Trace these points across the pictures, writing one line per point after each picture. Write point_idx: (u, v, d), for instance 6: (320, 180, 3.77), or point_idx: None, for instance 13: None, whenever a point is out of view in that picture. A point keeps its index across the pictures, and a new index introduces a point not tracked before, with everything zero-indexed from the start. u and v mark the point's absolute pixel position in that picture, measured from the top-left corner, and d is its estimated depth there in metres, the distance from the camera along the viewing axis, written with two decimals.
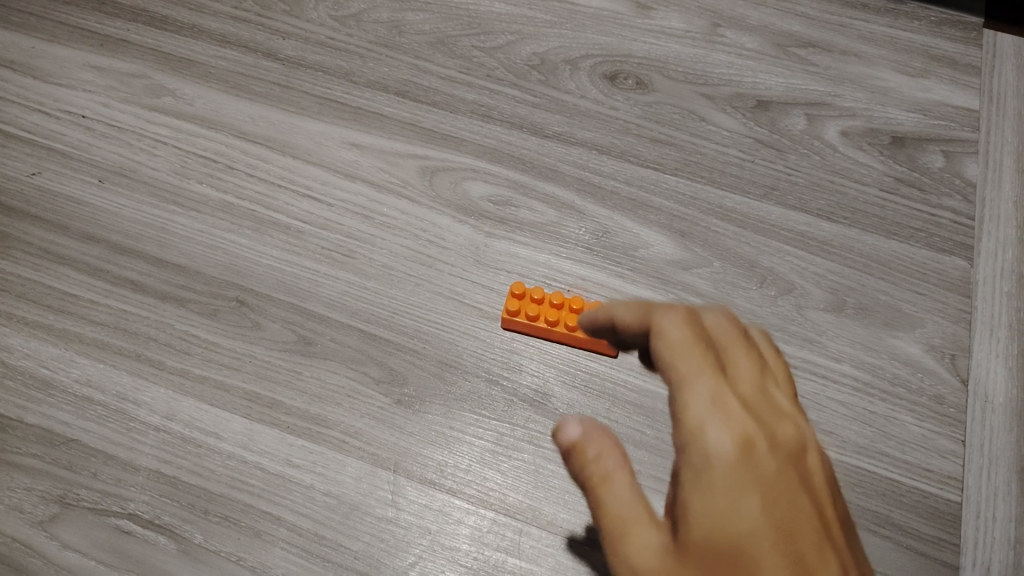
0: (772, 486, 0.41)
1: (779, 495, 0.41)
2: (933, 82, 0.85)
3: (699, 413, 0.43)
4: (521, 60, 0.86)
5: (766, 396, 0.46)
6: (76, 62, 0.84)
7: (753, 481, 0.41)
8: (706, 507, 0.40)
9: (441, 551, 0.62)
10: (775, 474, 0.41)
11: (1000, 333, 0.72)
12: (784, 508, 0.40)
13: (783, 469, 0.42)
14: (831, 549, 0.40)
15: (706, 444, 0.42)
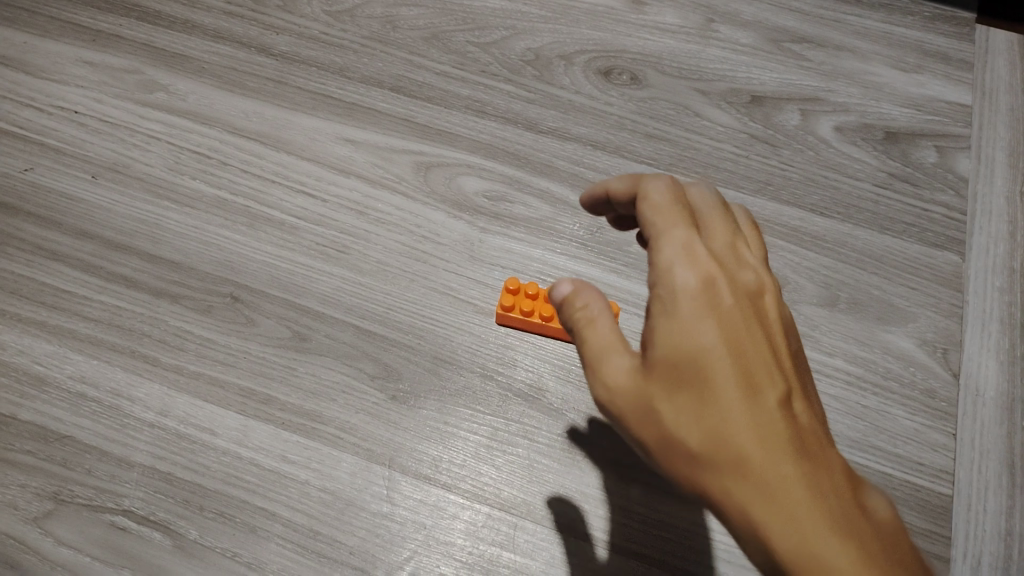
0: (730, 317, 0.44)
1: (736, 323, 0.44)
2: (926, 78, 0.85)
3: (672, 256, 0.46)
4: (516, 56, 0.86)
5: (733, 240, 0.48)
6: (69, 58, 0.84)
7: (714, 316, 0.44)
8: (670, 328, 0.44)
9: (436, 546, 0.63)
10: (732, 307, 0.45)
11: (992, 328, 0.73)
12: (737, 331, 0.44)
13: (741, 299, 0.46)
14: (774, 352, 0.45)
15: (676, 283, 0.45)
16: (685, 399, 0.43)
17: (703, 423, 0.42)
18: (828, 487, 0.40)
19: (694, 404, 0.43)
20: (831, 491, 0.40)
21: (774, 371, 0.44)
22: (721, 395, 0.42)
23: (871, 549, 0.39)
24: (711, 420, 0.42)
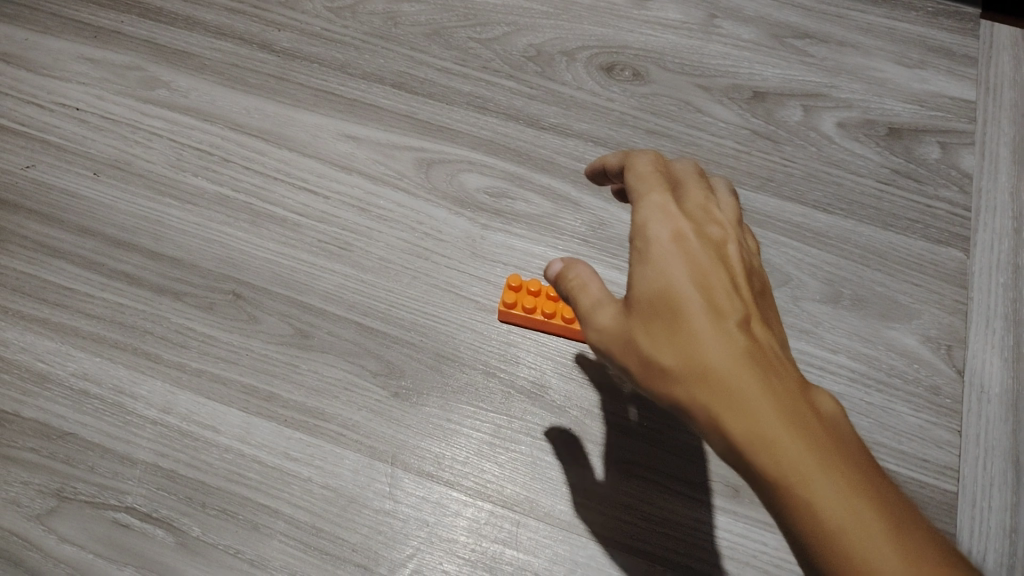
0: (700, 257, 0.48)
1: (705, 263, 0.48)
2: (930, 73, 0.85)
3: (646, 214, 0.50)
4: (517, 52, 0.85)
5: (705, 197, 0.52)
6: (70, 54, 0.84)
7: (684, 257, 0.48)
8: (647, 269, 0.48)
9: (439, 543, 0.63)
10: (701, 249, 0.49)
11: (996, 324, 0.72)
12: (705, 270, 0.48)
13: (710, 243, 0.49)
14: (738, 288, 0.48)
15: (650, 234, 0.49)
16: (663, 329, 0.46)
17: (679, 348, 0.46)
18: (795, 398, 0.44)
19: (671, 332, 0.46)
20: (798, 401, 0.44)
21: (739, 304, 0.48)
22: (695, 322, 0.46)
23: (837, 450, 0.42)
24: (686, 345, 0.45)
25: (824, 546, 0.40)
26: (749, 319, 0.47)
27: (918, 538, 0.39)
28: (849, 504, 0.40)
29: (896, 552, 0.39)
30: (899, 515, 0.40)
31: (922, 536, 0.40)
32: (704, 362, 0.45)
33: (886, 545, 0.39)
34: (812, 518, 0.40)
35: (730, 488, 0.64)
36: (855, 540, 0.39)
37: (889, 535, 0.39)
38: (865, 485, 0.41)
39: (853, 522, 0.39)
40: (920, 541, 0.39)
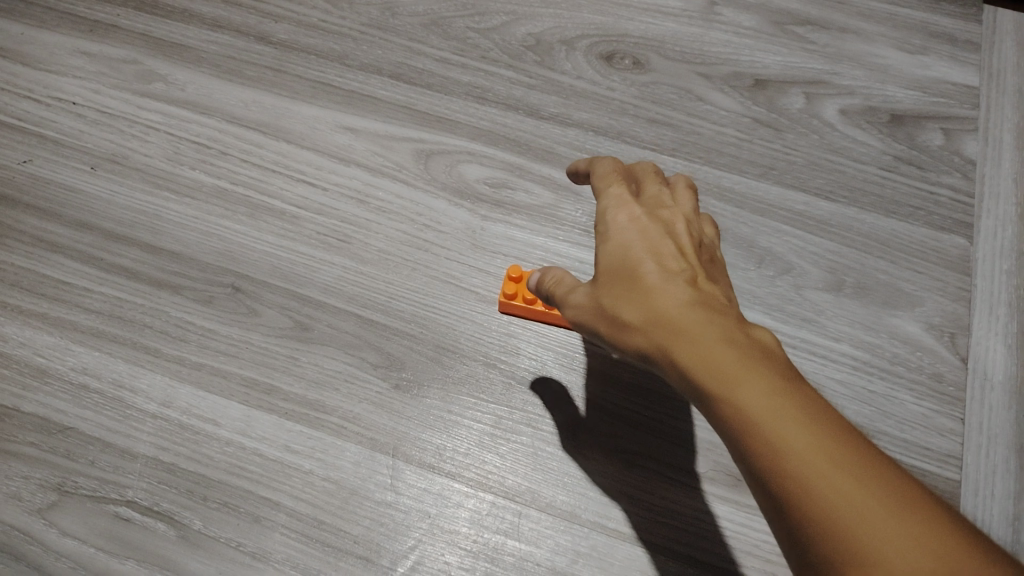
0: (650, 229, 0.52)
1: (657, 233, 0.52)
2: (932, 60, 0.84)
3: (606, 204, 0.55)
4: (516, 41, 0.85)
5: (661, 188, 0.57)
6: (66, 48, 0.83)
7: (637, 230, 0.52)
8: (606, 243, 0.52)
9: (441, 534, 0.63)
10: (652, 223, 0.53)
11: (999, 312, 0.72)
12: (656, 239, 0.51)
13: (662, 221, 0.53)
14: (687, 254, 0.51)
15: (609, 217, 0.54)
16: (619, 287, 0.50)
17: (632, 300, 0.48)
18: (737, 330, 0.45)
19: (625, 289, 0.49)
20: (740, 334, 0.44)
21: (689, 265, 0.50)
22: (646, 276, 0.49)
23: (778, 372, 0.42)
24: (639, 298, 0.48)
25: (755, 449, 0.39)
26: (701, 279, 0.50)
27: (852, 442, 0.38)
28: (777, 407, 0.39)
29: (821, 450, 0.37)
30: (836, 423, 0.39)
31: (859, 442, 0.38)
32: (651, 307, 0.47)
33: (810, 441, 0.38)
34: (743, 426, 0.40)
35: (732, 477, 0.64)
36: (780, 438, 0.38)
37: (817, 435, 0.38)
38: (802, 397, 0.40)
39: (781, 423, 0.38)
40: (851, 443, 0.38)
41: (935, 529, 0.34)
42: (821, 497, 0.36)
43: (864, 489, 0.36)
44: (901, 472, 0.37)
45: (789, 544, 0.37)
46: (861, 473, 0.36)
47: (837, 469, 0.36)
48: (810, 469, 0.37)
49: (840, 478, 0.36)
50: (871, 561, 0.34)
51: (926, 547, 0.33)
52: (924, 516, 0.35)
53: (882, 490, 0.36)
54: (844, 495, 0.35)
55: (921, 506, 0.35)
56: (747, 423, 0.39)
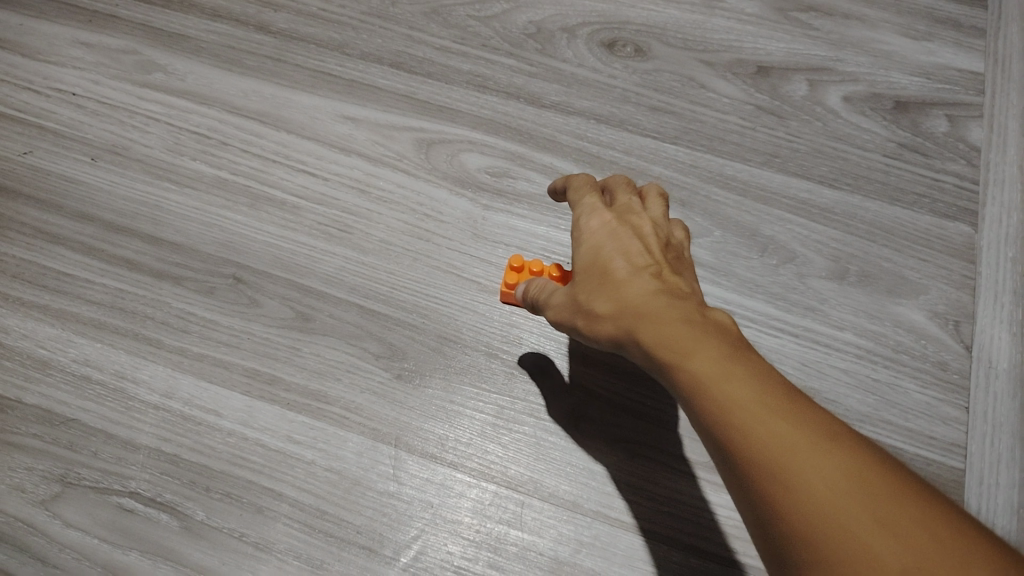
0: (619, 232, 0.54)
1: (625, 233, 0.54)
2: (937, 46, 0.83)
3: (579, 213, 0.57)
4: (517, 29, 0.84)
5: (631, 194, 0.58)
6: (64, 38, 0.83)
7: (606, 233, 0.54)
8: (579, 248, 0.54)
9: (443, 524, 0.63)
10: (621, 225, 0.54)
11: (1005, 299, 0.72)
12: (624, 241, 0.53)
13: (631, 223, 0.55)
14: (654, 251, 0.53)
15: (581, 226, 0.56)
16: (590, 284, 0.51)
17: (602, 295, 0.50)
18: (696, 311, 0.46)
19: (595, 285, 0.51)
20: (700, 316, 0.46)
21: (656, 260, 0.52)
22: (614, 272, 0.51)
23: (733, 347, 0.43)
24: (608, 292, 0.50)
25: (705, 413, 0.41)
26: (668, 273, 0.51)
27: (790, 397, 0.40)
28: (724, 370, 0.41)
29: (769, 413, 0.39)
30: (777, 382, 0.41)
31: (798, 397, 0.40)
32: (619, 300, 0.49)
33: (753, 397, 0.40)
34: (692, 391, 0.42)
35: None
36: (724, 395, 0.40)
37: (759, 391, 0.40)
38: (754, 368, 0.42)
39: (728, 383, 0.41)
40: (790, 398, 0.40)
41: (862, 467, 0.37)
42: (761, 446, 0.38)
43: (800, 435, 0.38)
44: (833, 419, 0.39)
45: (737, 494, 0.39)
46: (797, 422, 0.39)
47: (777, 420, 0.39)
48: (753, 423, 0.39)
49: (778, 427, 0.38)
50: (807, 500, 0.36)
51: (854, 484, 0.36)
52: (854, 456, 0.37)
53: (816, 437, 0.38)
54: (782, 442, 0.38)
55: (850, 447, 0.38)
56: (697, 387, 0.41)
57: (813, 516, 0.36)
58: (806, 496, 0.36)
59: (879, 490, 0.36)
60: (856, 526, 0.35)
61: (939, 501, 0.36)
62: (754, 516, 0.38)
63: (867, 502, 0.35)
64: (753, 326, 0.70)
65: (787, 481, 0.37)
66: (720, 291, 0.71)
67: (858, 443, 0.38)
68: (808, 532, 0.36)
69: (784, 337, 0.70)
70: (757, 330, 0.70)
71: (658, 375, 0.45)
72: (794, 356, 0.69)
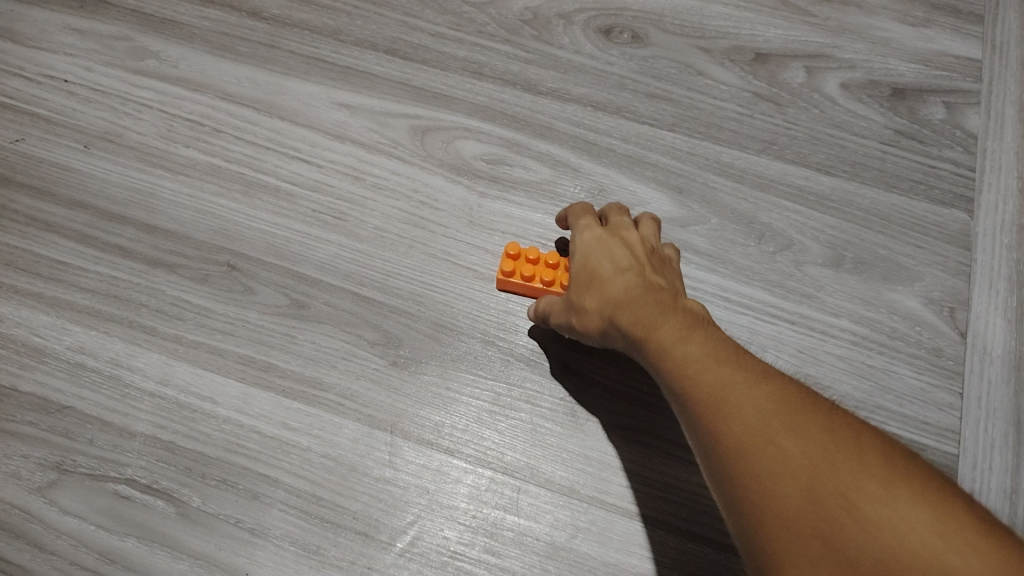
0: (608, 241, 0.60)
1: (612, 244, 0.59)
2: (935, 32, 0.83)
3: (575, 228, 0.63)
4: (513, 15, 0.83)
5: (623, 213, 0.64)
6: (56, 25, 0.82)
7: (597, 242, 0.60)
8: (573, 257, 0.60)
9: (440, 510, 0.63)
10: (610, 239, 0.60)
11: (1000, 285, 0.72)
12: (614, 249, 0.59)
13: (621, 237, 0.61)
14: (640, 257, 0.58)
15: (575, 239, 0.62)
16: (582, 285, 0.58)
17: (591, 293, 0.57)
18: (668, 298, 0.54)
19: (586, 285, 0.58)
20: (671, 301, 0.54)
21: (640, 262, 0.58)
22: (601, 273, 0.57)
23: (694, 321, 0.52)
24: (594, 288, 0.57)
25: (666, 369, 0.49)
26: (649, 273, 0.57)
27: (735, 354, 0.48)
28: (683, 337, 0.50)
29: (712, 361, 0.48)
30: (725, 345, 0.50)
31: (742, 354, 0.49)
32: (606, 297, 0.56)
33: (702, 353, 0.48)
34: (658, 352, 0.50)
35: None
36: (680, 353, 0.49)
37: (710, 350, 0.49)
38: (708, 335, 0.51)
39: (685, 347, 0.49)
40: (735, 354, 0.48)
41: (789, 399, 0.44)
42: (706, 388, 0.46)
43: (738, 379, 0.46)
44: (769, 367, 0.47)
45: (689, 432, 0.47)
46: (737, 368, 0.47)
47: (722, 369, 0.47)
48: (702, 372, 0.47)
49: (721, 372, 0.46)
50: (739, 426, 0.43)
51: (781, 410, 0.43)
52: (782, 390, 0.45)
53: (751, 378, 0.46)
54: (722, 383, 0.46)
55: (779, 385, 0.45)
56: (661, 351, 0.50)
57: (744, 438, 0.43)
58: (739, 420, 0.44)
59: (803, 417, 0.43)
60: (779, 439, 0.42)
61: (854, 422, 0.43)
62: (700, 447, 0.45)
63: (789, 422, 0.43)
64: (750, 314, 0.70)
65: (726, 411, 0.44)
66: (715, 278, 0.71)
67: (787, 382, 0.46)
68: (740, 449, 0.43)
69: (780, 324, 0.70)
70: (754, 317, 0.70)
71: (632, 346, 0.53)
72: (790, 342, 0.69)
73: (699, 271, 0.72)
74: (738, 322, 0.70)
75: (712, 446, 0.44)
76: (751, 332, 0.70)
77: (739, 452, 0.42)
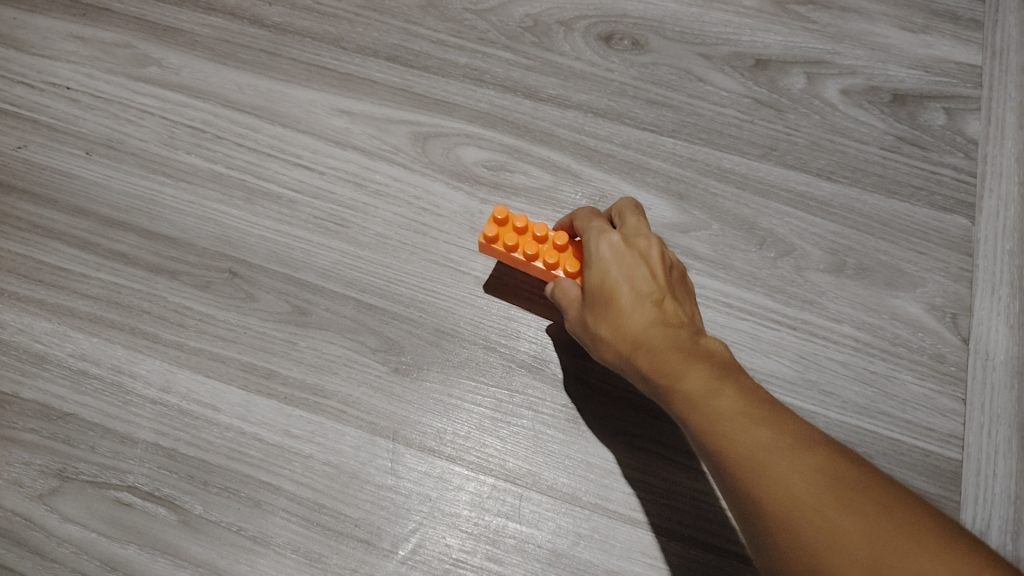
0: (626, 255, 0.56)
1: (629, 259, 0.56)
2: (935, 38, 0.83)
3: (590, 234, 0.59)
4: (514, 22, 0.83)
5: (639, 219, 0.61)
6: (58, 32, 0.82)
7: (615, 254, 0.56)
8: (588, 269, 0.57)
9: (442, 517, 0.63)
10: (627, 250, 0.56)
11: (1002, 291, 0.72)
12: (631, 268, 0.55)
13: (639, 248, 0.57)
14: (659, 279, 0.55)
15: (589, 246, 0.58)
16: (597, 308, 0.56)
17: (605, 320, 0.55)
18: (689, 338, 0.52)
19: (602, 310, 0.55)
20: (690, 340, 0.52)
21: (661, 286, 0.55)
22: (619, 297, 0.54)
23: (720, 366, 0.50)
24: (611, 315, 0.55)
25: (697, 424, 0.48)
26: (669, 300, 0.55)
27: (771, 412, 0.46)
28: (713, 388, 0.48)
29: (746, 416, 0.46)
30: (759, 399, 0.48)
31: (779, 410, 0.47)
32: (622, 330, 0.54)
33: (734, 406, 0.47)
34: (689, 406, 0.48)
35: None
36: (712, 406, 0.47)
37: (745, 408, 0.47)
38: (738, 384, 0.49)
39: (716, 402, 0.47)
40: (772, 412, 0.46)
41: (836, 468, 0.43)
42: (745, 453, 0.44)
43: (777, 437, 0.44)
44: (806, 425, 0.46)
45: (725, 494, 0.45)
46: (776, 431, 0.45)
47: (758, 428, 0.45)
48: (739, 435, 0.45)
49: (759, 435, 0.45)
50: (782, 493, 0.42)
51: (827, 482, 0.42)
52: (826, 455, 0.43)
53: (790, 438, 0.44)
54: (763, 446, 0.44)
55: (823, 451, 0.44)
56: (691, 405, 0.48)
57: (788, 506, 0.41)
58: (782, 490, 0.42)
59: (848, 482, 0.42)
60: (829, 512, 0.40)
61: (901, 491, 0.42)
62: (741, 515, 0.44)
63: (838, 491, 0.41)
64: (752, 320, 0.70)
65: (767, 475, 0.43)
66: (717, 284, 0.71)
67: (831, 446, 0.44)
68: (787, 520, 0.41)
69: (782, 330, 0.70)
70: (756, 323, 0.70)
71: (657, 393, 0.51)
72: (792, 348, 0.69)
73: (701, 277, 0.72)
74: (740, 328, 0.70)
75: (755, 513, 0.43)
76: (753, 338, 0.69)
77: (786, 524, 0.41)
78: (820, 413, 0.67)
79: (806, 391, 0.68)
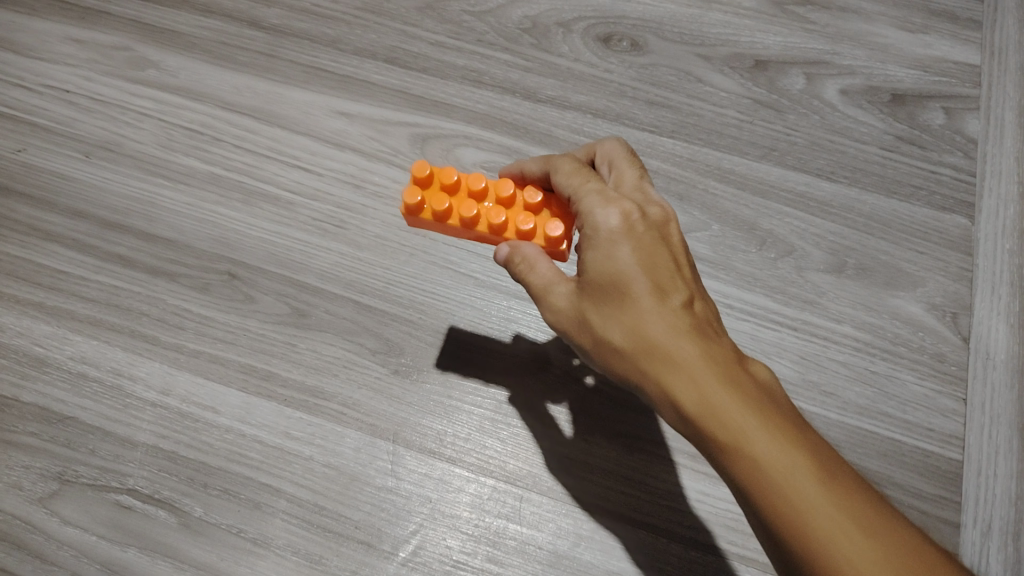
0: (644, 236, 0.49)
1: (651, 248, 0.49)
2: (933, 38, 0.83)
3: (586, 199, 0.51)
4: (513, 24, 0.83)
5: (641, 182, 0.55)
6: (57, 36, 0.82)
7: (631, 233, 0.49)
8: (591, 249, 0.49)
9: (442, 519, 0.63)
10: (646, 233, 0.50)
11: (1002, 291, 0.72)
12: (651, 255, 0.49)
13: (655, 230, 0.50)
14: (679, 271, 0.50)
15: (595, 214, 0.50)
16: (607, 302, 0.48)
17: (617, 319, 0.48)
18: (736, 370, 0.46)
19: (615, 305, 0.48)
20: (741, 376, 0.45)
21: (686, 284, 0.49)
22: (637, 293, 0.47)
23: (785, 419, 0.44)
24: (633, 321, 0.47)
25: (769, 507, 0.41)
26: (694, 303, 0.49)
27: (860, 504, 0.40)
28: (788, 462, 0.41)
29: (834, 511, 0.40)
30: (840, 477, 0.42)
31: (865, 499, 0.41)
32: (641, 334, 0.47)
33: (817, 494, 0.40)
34: (758, 483, 0.41)
35: None
36: (789, 488, 0.41)
37: (831, 497, 0.40)
38: (811, 449, 0.42)
39: (795, 483, 0.41)
40: (862, 506, 0.40)
41: None
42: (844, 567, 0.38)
43: (875, 550, 0.39)
44: (899, 523, 0.41)
45: None
46: (870, 537, 0.39)
47: (852, 535, 0.39)
48: (842, 545, 0.39)
49: (855, 544, 0.39)
50: None
51: None
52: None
53: (890, 552, 0.39)
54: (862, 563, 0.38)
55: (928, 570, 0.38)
56: (759, 481, 0.41)
57: None
58: None
59: None
60: None
61: None
62: None
63: None
64: (752, 320, 0.70)
65: None
66: (717, 285, 0.71)
67: (934, 562, 0.39)
68: None
69: (782, 331, 0.69)
70: (756, 324, 0.70)
71: (706, 445, 0.44)
72: (792, 349, 0.69)
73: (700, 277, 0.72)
74: (741, 329, 0.70)
75: None
76: (753, 339, 0.69)
77: None
78: (821, 414, 0.67)
79: (807, 392, 0.68)
